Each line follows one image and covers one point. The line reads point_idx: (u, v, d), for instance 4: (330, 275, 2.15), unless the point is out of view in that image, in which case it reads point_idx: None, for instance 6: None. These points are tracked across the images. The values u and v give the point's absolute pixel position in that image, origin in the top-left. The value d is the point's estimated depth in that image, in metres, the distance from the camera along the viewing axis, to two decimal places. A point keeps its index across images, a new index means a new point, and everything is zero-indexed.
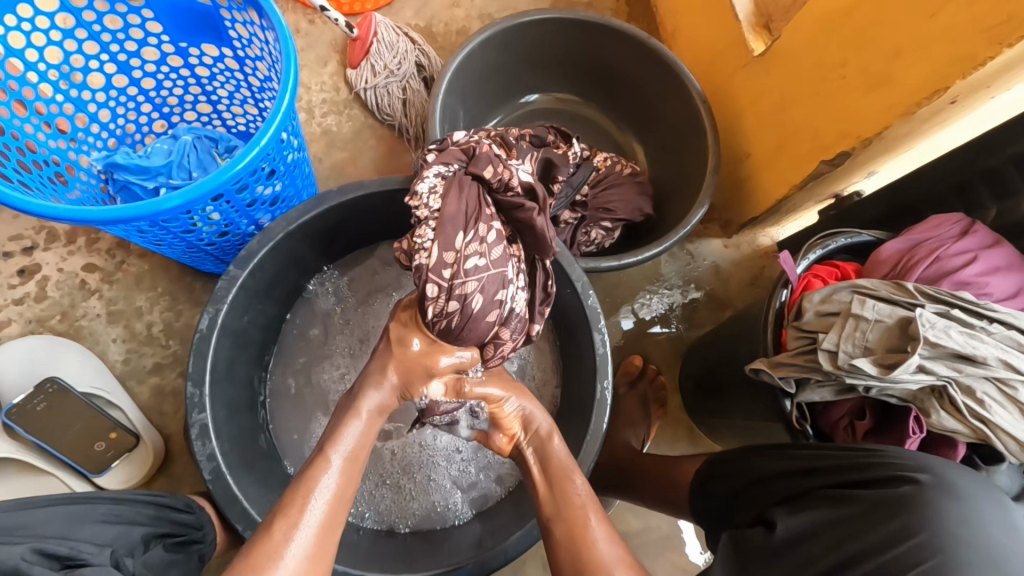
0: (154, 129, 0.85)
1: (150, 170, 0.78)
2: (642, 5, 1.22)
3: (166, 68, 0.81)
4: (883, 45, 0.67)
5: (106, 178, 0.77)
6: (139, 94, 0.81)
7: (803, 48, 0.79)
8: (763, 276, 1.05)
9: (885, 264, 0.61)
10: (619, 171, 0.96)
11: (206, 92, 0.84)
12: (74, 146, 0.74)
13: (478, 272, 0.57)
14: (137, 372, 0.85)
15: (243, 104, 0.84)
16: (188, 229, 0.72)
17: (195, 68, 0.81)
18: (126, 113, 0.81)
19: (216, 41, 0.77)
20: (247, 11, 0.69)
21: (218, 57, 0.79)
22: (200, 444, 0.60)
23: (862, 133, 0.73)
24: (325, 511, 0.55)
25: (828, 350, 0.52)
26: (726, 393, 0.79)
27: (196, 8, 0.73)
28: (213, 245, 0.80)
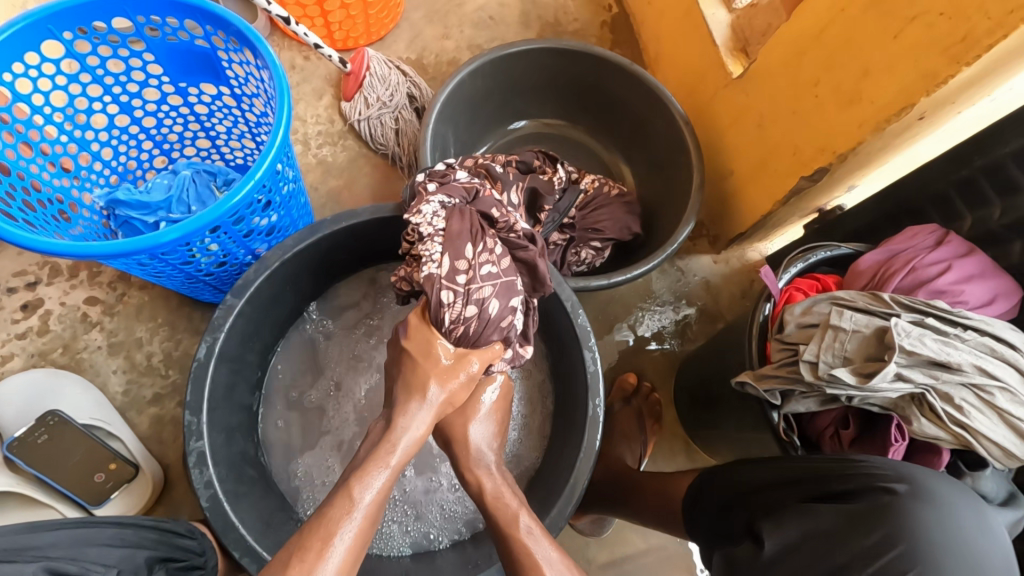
0: (155, 164, 0.87)
1: (150, 205, 0.80)
2: (626, 31, 1.26)
3: (167, 107, 0.84)
4: (851, 65, 0.70)
5: (108, 214, 0.80)
6: (140, 132, 0.84)
7: (777, 70, 0.82)
8: (753, 289, 1.07)
9: (864, 276, 0.62)
10: (606, 192, 0.98)
11: (204, 128, 0.88)
12: (77, 184, 0.77)
13: (492, 278, 0.65)
14: (137, 403, 0.86)
15: (240, 139, 0.87)
16: (188, 260, 0.74)
17: (194, 106, 0.84)
18: (128, 151, 0.84)
19: (215, 81, 0.80)
20: (243, 52, 0.72)
21: (216, 95, 0.82)
22: (197, 471, 0.61)
23: (837, 149, 0.76)
24: (345, 558, 0.49)
25: (809, 361, 0.54)
26: (719, 407, 0.80)
27: (195, 50, 0.76)
28: (211, 275, 0.81)
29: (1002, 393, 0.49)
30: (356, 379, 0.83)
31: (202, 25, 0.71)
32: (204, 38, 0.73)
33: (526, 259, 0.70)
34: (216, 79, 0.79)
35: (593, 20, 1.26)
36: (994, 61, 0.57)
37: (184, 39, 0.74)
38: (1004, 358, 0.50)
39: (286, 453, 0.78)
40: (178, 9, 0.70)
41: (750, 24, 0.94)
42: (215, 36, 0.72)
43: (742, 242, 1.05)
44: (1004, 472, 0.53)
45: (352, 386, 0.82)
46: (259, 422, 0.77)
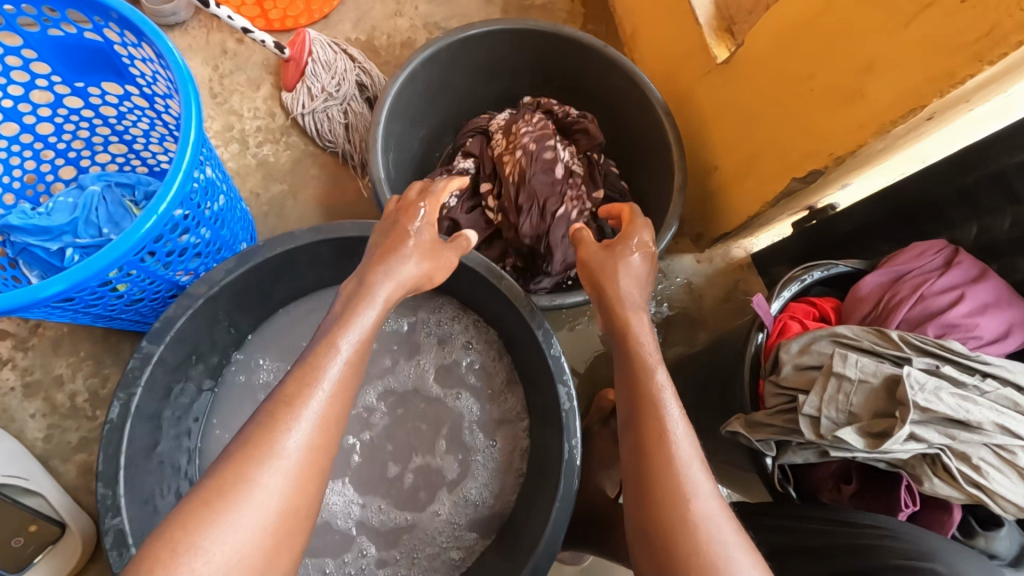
0: (60, 177, 0.75)
1: (53, 230, 0.68)
2: (598, 5, 1.14)
3: (66, 109, 0.71)
4: (852, 59, 0.62)
5: (3, 241, 0.68)
6: (36, 141, 0.72)
7: (767, 58, 0.74)
8: (738, 291, 1.00)
9: (866, 302, 0.56)
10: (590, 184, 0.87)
11: (116, 132, 0.75)
12: None
13: (527, 136, 0.84)
14: (61, 450, 0.77)
15: (160, 143, 0.75)
16: (101, 302, 0.63)
17: (99, 108, 0.72)
18: (24, 164, 0.72)
19: (117, 79, 0.68)
20: (143, 48, 0.60)
21: (122, 95, 0.70)
22: (116, 554, 0.53)
23: (834, 151, 0.68)
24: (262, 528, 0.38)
25: (809, 416, 0.47)
26: (706, 432, 0.74)
27: (87, 44, 0.64)
28: (133, 310, 0.70)
29: None
30: None
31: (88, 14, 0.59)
32: (94, 29, 0.61)
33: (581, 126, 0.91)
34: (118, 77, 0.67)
35: None
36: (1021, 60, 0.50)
37: (71, 31, 0.62)
38: None
39: None
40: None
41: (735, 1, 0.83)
42: (106, 28, 0.60)
43: (726, 240, 0.98)
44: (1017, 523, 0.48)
45: None
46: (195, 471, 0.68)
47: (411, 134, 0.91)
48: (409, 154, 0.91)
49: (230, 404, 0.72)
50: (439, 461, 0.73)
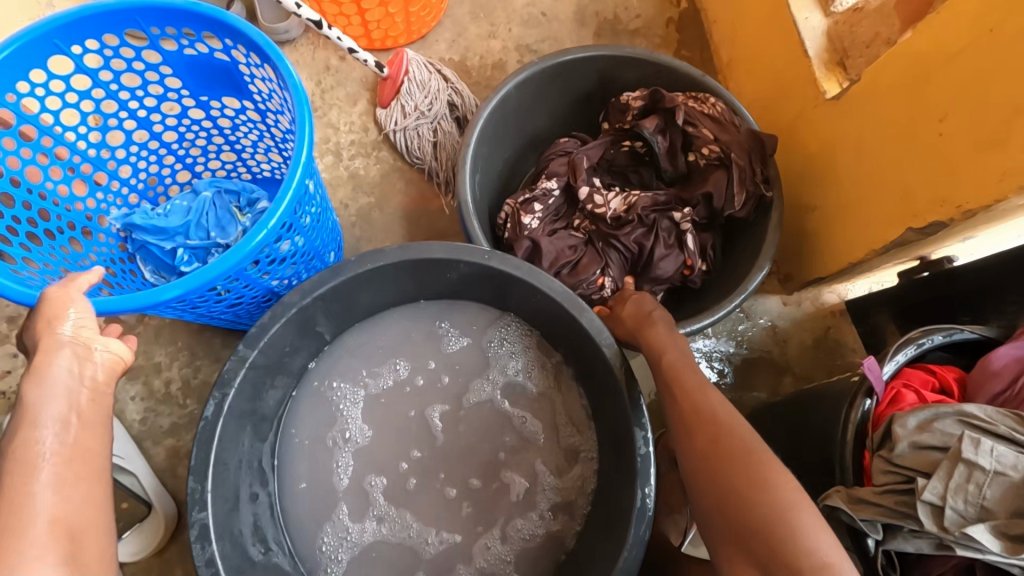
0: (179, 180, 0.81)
1: (168, 231, 0.74)
2: (694, 30, 1.11)
3: (188, 120, 0.77)
4: (997, 104, 0.56)
5: (125, 237, 0.74)
6: (161, 147, 0.78)
7: (890, 97, 0.68)
8: (828, 338, 0.94)
9: (999, 378, 0.50)
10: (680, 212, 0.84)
11: (230, 143, 0.80)
12: (92, 208, 0.72)
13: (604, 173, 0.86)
14: (154, 432, 0.83)
15: (267, 153, 0.79)
16: (207, 303, 0.67)
17: (217, 120, 0.77)
18: (149, 167, 0.78)
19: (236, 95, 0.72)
20: (265, 68, 0.64)
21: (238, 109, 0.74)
22: (199, 546, 0.55)
23: (962, 203, 0.62)
24: None
25: (931, 504, 0.42)
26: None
27: (216, 63, 0.69)
28: (233, 310, 0.74)
29: None
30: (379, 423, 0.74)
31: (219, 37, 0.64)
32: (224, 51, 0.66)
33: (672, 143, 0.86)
34: (238, 93, 0.72)
35: (658, 17, 1.12)
36: None
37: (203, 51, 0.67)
38: None
39: (296, 503, 0.70)
40: (191, 20, 0.62)
41: (851, 34, 0.79)
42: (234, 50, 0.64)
43: (818, 283, 0.92)
44: None
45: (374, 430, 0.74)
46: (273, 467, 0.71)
47: (498, 155, 0.92)
48: (494, 174, 0.92)
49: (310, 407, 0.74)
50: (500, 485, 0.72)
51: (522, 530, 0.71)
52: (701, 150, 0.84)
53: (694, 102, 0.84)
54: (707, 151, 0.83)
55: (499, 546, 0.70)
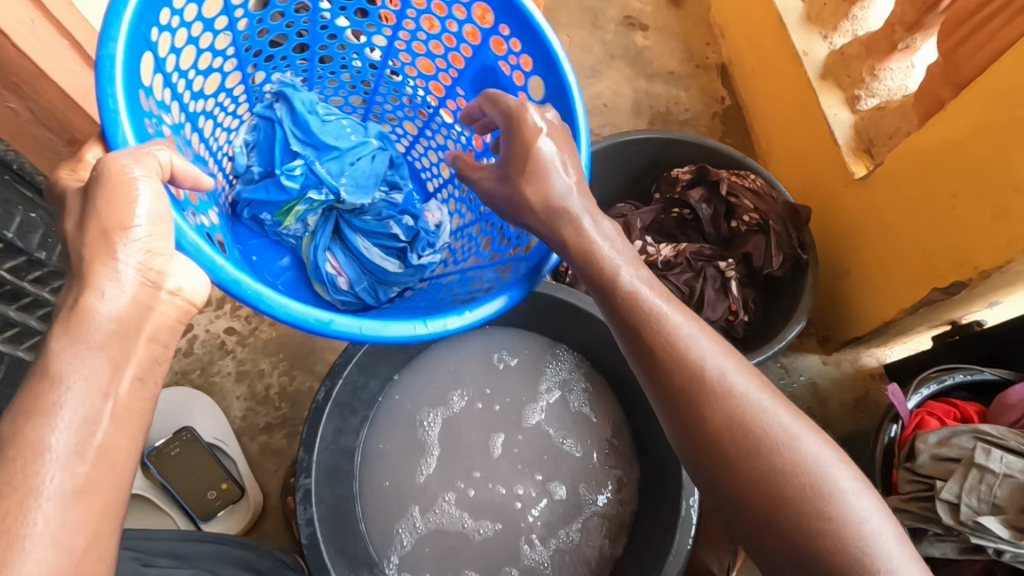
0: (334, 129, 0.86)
1: (305, 131, 0.71)
2: (737, 123, 1.28)
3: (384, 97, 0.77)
4: (998, 181, 0.67)
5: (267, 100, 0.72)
6: (358, 62, 0.73)
7: (909, 178, 0.80)
8: (868, 399, 0.98)
9: (1015, 410, 0.56)
10: (721, 270, 0.96)
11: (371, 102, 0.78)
12: (262, 62, 0.69)
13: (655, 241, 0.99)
14: (251, 429, 0.95)
15: (433, 150, 0.78)
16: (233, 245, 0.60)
17: (408, 81, 0.73)
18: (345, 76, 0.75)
19: (463, 84, 0.68)
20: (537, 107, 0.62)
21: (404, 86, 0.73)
22: (303, 508, 0.65)
23: (980, 265, 0.71)
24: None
25: (948, 502, 0.49)
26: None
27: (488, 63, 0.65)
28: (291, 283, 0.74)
29: None
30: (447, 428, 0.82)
31: (524, 53, 0.61)
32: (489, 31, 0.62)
33: (717, 215, 0.99)
34: (431, 65, 0.69)
35: (704, 111, 1.30)
36: None
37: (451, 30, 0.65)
38: None
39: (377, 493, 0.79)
40: (522, 28, 0.60)
41: (876, 126, 0.93)
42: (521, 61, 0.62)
43: (855, 345, 0.99)
44: None
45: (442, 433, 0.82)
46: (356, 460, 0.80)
47: None
48: None
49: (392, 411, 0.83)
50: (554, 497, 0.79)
51: (569, 542, 0.77)
52: (741, 218, 0.96)
53: (735, 177, 0.98)
54: (748, 218, 0.96)
55: (550, 554, 0.76)
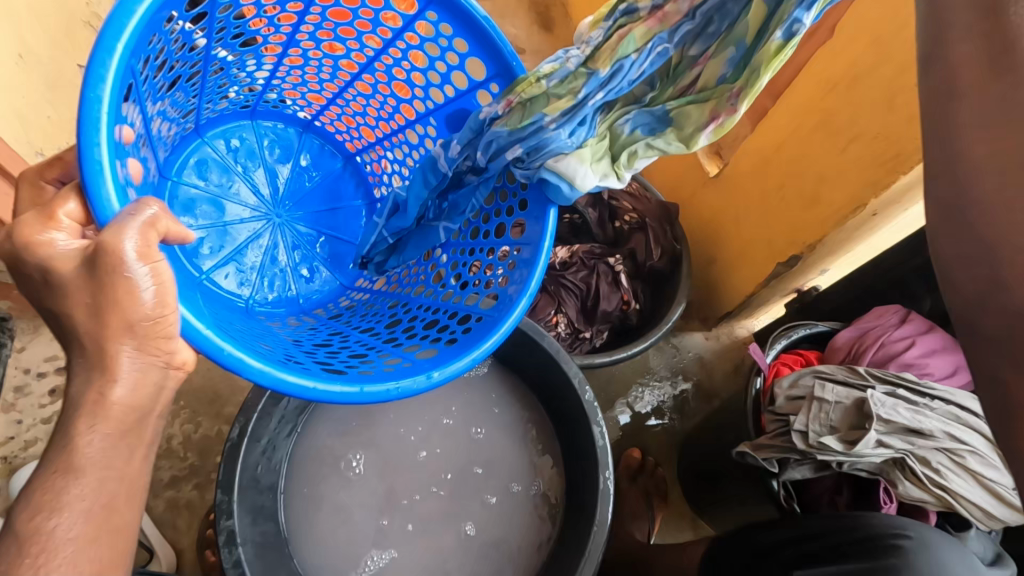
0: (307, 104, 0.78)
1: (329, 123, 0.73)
2: None
3: (371, 105, 0.75)
4: (810, 171, 0.83)
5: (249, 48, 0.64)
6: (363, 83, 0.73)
7: (748, 172, 0.95)
8: (744, 364, 1.14)
9: (841, 350, 0.71)
10: (610, 264, 1.06)
11: (301, 82, 0.74)
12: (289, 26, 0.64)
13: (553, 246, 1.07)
14: (154, 486, 0.88)
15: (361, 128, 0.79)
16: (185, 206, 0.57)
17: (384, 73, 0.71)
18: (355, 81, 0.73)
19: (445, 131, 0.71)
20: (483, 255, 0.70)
21: (386, 106, 0.74)
22: (228, 550, 0.63)
23: (806, 240, 0.87)
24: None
25: (800, 430, 0.60)
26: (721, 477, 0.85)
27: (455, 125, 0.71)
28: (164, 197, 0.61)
29: (971, 456, 0.55)
30: (373, 448, 0.81)
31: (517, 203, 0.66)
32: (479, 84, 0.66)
33: (603, 220, 1.09)
34: (405, 87, 0.71)
35: None
36: None
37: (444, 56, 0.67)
38: (967, 424, 0.57)
39: (306, 523, 0.77)
40: (485, 48, 0.64)
41: None
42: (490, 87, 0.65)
43: (729, 320, 1.14)
44: (988, 533, 0.58)
45: (371, 452, 0.81)
46: (280, 494, 0.76)
47: None
48: None
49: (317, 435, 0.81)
50: (485, 495, 0.81)
51: (500, 540, 0.79)
52: (623, 217, 1.08)
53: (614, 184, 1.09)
54: (629, 217, 1.08)
55: (485, 554, 0.78)
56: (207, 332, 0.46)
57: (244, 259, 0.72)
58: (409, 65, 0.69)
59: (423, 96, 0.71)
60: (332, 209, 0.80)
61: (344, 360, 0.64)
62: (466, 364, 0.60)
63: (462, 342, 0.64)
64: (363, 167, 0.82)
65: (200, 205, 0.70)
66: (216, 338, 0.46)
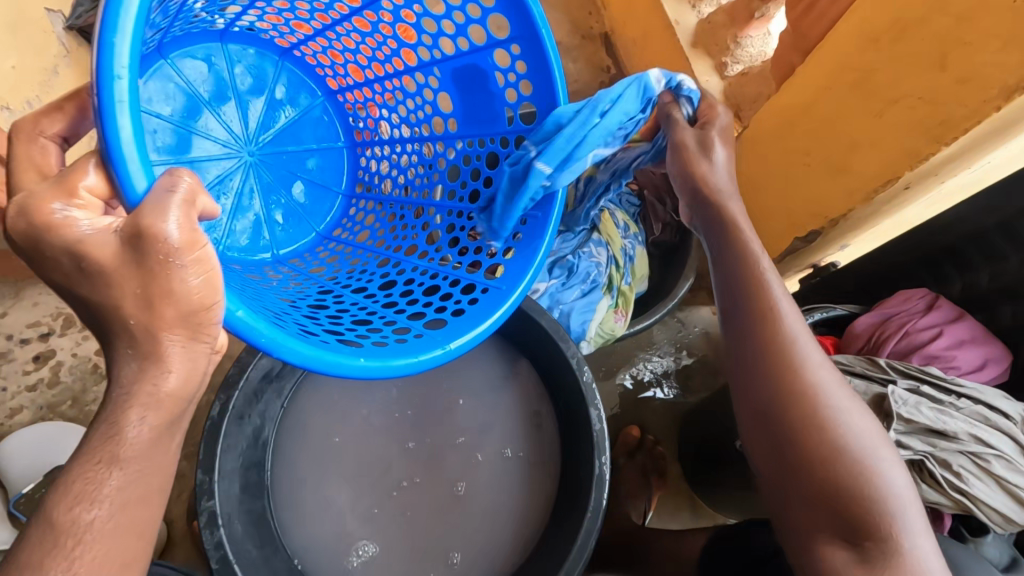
0: (287, 33, 0.70)
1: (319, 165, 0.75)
2: None
3: (367, 46, 0.70)
4: (839, 138, 0.75)
5: None
6: (366, 24, 0.67)
7: (770, 139, 0.88)
8: None
9: (860, 337, 0.66)
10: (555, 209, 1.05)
11: (287, 9, 0.66)
12: None
13: None
14: None
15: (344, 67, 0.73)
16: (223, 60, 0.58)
17: (389, 22, 0.66)
18: (355, 35, 0.69)
19: (449, 84, 0.68)
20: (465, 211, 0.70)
21: (384, 48, 0.69)
22: (208, 532, 0.61)
23: (829, 214, 0.81)
24: None
25: None
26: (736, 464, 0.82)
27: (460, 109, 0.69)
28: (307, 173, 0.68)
29: (998, 461, 0.51)
30: (365, 427, 0.80)
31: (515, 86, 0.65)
32: (502, 44, 0.63)
33: None
34: (413, 33, 0.66)
35: (592, 81, 1.33)
36: (969, 144, 0.63)
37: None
38: (997, 427, 0.53)
39: (294, 500, 0.75)
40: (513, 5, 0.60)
41: (742, 92, 1.01)
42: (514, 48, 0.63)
43: None
44: (1005, 537, 0.55)
45: (361, 430, 0.80)
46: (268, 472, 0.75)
47: None
48: None
49: (306, 412, 0.79)
50: (478, 476, 0.79)
51: (492, 521, 0.78)
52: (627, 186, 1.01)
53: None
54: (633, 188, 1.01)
55: (479, 533, 0.77)
56: (242, 314, 0.43)
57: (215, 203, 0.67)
58: (423, 13, 0.64)
59: (431, 45, 0.67)
60: (308, 160, 0.76)
61: (342, 325, 0.60)
62: (488, 330, 0.59)
63: (472, 313, 0.61)
64: (344, 107, 0.77)
65: (160, 134, 0.62)
66: (253, 320, 0.44)
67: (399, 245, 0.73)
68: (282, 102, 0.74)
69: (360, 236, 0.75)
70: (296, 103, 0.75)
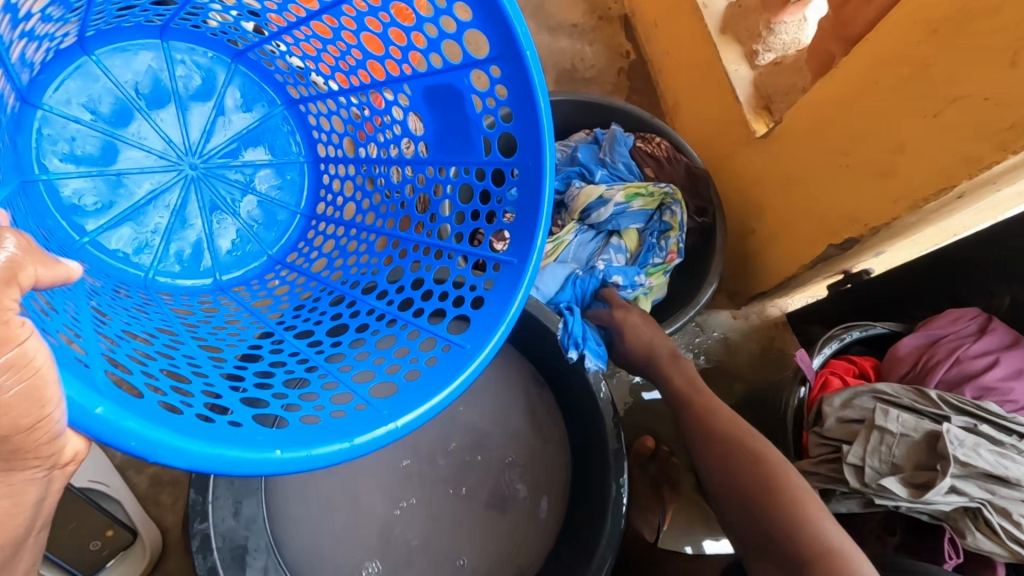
0: (243, 34, 0.67)
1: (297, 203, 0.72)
2: (643, 77, 1.26)
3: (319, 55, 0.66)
4: (886, 140, 0.69)
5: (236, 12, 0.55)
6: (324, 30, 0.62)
7: (806, 137, 0.82)
8: (773, 347, 1.05)
9: (905, 361, 0.60)
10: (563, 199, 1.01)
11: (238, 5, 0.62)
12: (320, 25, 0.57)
13: None
14: (137, 460, 0.83)
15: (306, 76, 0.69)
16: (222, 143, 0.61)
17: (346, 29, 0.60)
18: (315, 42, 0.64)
19: (419, 103, 0.62)
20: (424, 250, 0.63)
21: (348, 59, 0.63)
22: (202, 557, 0.57)
23: (869, 222, 0.75)
24: None
25: (854, 465, 0.51)
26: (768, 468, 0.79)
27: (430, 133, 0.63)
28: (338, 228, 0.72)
29: None
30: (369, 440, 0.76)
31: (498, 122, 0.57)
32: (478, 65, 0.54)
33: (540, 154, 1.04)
34: (380, 44, 0.60)
35: (610, 68, 1.26)
36: None
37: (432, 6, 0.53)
38: None
39: (292, 516, 0.71)
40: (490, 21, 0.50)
41: (773, 83, 0.94)
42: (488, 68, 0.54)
43: (763, 298, 1.03)
44: None
45: None
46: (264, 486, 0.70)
47: None
48: None
49: None
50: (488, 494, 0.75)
51: (502, 540, 0.74)
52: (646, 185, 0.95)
53: (641, 142, 0.96)
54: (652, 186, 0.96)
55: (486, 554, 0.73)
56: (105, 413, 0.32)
57: (142, 220, 0.64)
58: (389, 21, 0.57)
59: (400, 59, 0.60)
60: (275, 177, 0.73)
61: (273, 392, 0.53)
62: (432, 411, 0.49)
63: (427, 378, 0.52)
64: (307, 118, 0.73)
65: (81, 141, 0.60)
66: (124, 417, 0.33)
67: (350, 274, 0.67)
68: (242, 116, 0.70)
69: (317, 265, 0.70)
70: (258, 115, 0.71)
